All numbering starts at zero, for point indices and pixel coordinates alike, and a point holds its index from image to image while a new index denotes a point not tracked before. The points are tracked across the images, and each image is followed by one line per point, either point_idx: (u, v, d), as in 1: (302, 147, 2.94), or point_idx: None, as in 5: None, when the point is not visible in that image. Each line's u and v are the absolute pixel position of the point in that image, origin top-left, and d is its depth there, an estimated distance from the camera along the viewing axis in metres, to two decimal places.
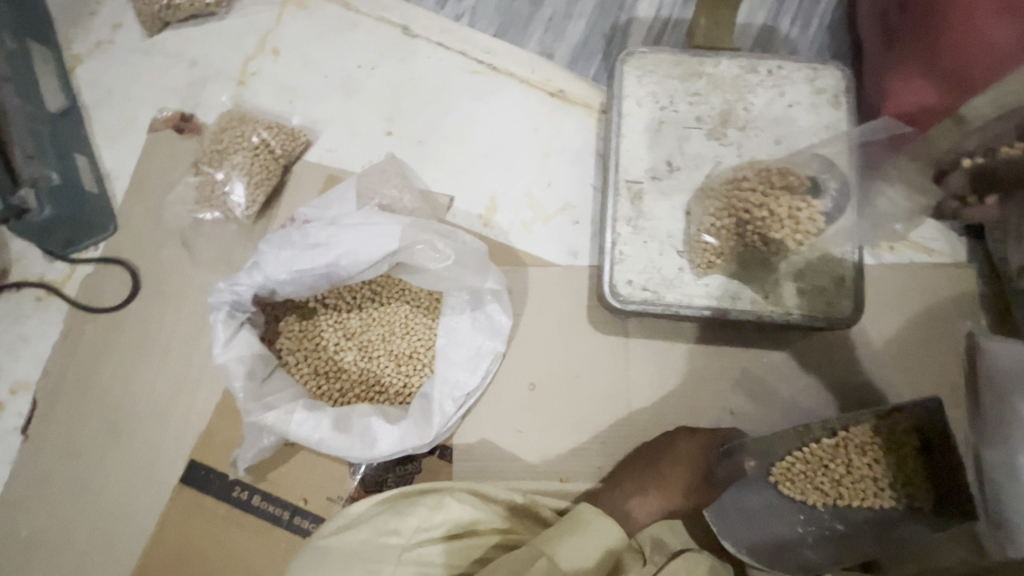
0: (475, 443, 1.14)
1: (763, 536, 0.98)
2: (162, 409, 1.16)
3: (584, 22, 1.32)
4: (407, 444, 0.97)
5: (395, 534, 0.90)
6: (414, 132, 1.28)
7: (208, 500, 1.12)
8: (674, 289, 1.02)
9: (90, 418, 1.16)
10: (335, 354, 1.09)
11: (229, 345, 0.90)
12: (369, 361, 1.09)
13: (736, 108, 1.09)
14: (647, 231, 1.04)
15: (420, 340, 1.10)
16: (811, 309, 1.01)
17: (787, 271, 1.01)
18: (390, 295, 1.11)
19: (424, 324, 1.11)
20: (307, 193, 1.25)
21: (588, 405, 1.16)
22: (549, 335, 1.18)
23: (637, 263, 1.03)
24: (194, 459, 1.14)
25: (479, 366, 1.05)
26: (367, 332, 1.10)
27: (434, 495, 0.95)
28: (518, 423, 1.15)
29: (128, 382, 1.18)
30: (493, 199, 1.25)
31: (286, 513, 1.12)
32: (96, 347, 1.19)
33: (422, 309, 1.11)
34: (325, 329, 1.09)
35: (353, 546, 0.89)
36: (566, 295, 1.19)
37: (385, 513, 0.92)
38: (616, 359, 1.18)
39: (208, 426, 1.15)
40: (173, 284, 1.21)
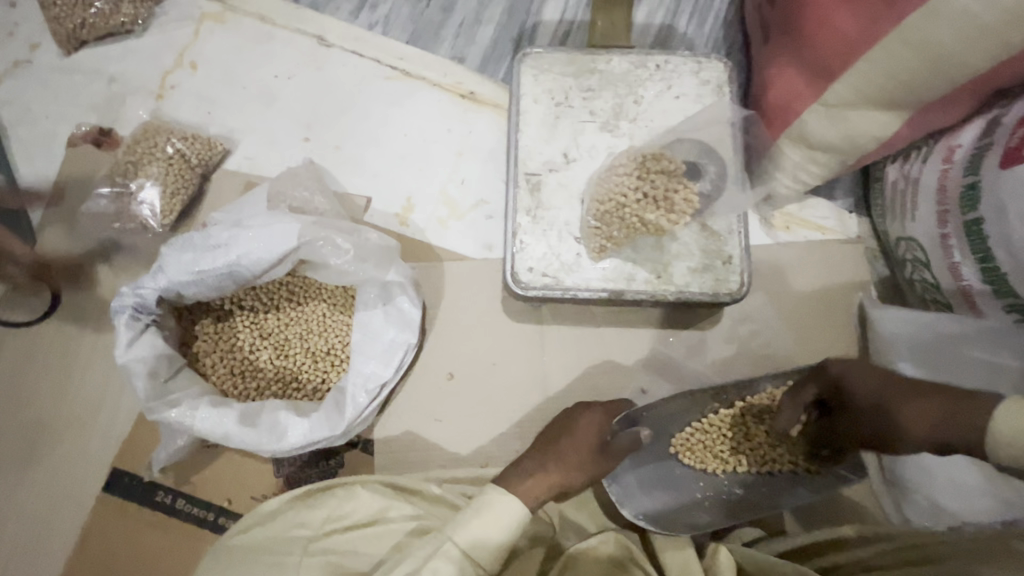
0: (397, 434, 1.17)
1: (664, 505, 1.02)
2: (83, 419, 1.17)
3: (492, 27, 1.38)
4: (317, 436, 0.99)
5: (304, 526, 0.92)
6: (331, 138, 1.32)
7: (132, 506, 1.13)
8: (573, 274, 1.07)
9: (10, 432, 1.16)
10: (251, 354, 1.11)
11: (131, 345, 0.92)
12: (286, 359, 1.12)
13: (627, 101, 1.15)
14: (546, 220, 1.09)
15: (336, 336, 1.13)
16: (704, 286, 1.06)
17: (678, 252, 1.07)
18: (306, 295, 1.14)
19: (340, 321, 1.14)
20: (227, 201, 1.28)
21: (505, 392, 1.20)
22: (466, 327, 1.22)
23: (537, 251, 1.08)
24: (116, 467, 1.14)
25: (393, 359, 1.07)
26: (284, 331, 1.13)
27: (344, 485, 0.97)
28: (439, 413, 1.18)
29: (47, 395, 1.18)
30: (408, 199, 1.29)
31: (211, 514, 1.13)
32: (15, 361, 1.19)
33: (337, 305, 1.14)
34: (241, 330, 1.12)
35: (263, 540, 0.90)
36: (481, 287, 1.24)
37: (294, 507, 0.94)
38: (531, 346, 1.22)
39: (130, 433, 1.16)
40: (94, 295, 1.23)
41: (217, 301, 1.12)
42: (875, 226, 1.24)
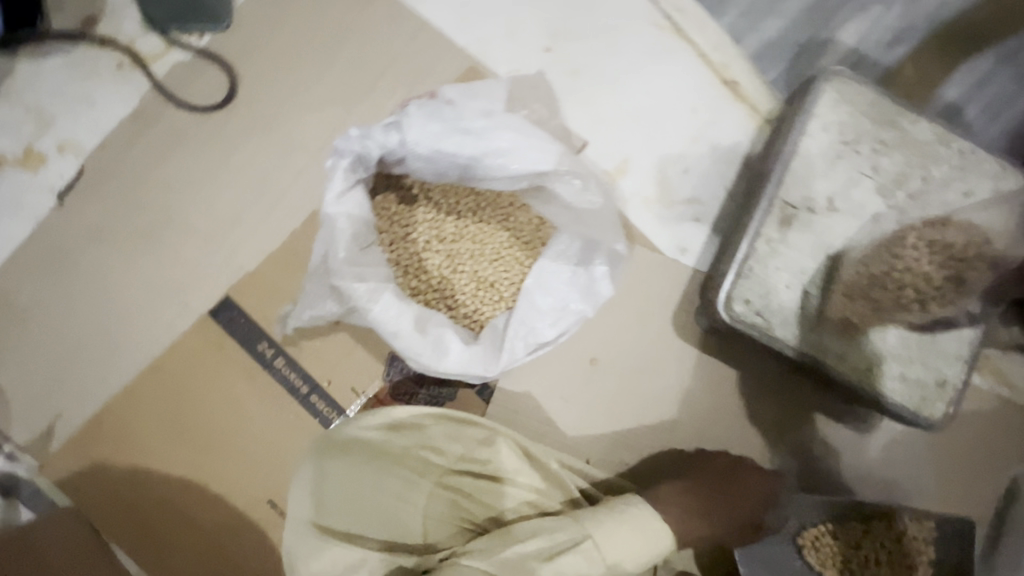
0: (517, 394, 1.09)
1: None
2: (213, 234, 1.06)
3: (785, 20, 1.20)
4: (473, 371, 0.91)
5: (438, 453, 0.87)
6: (573, 58, 1.16)
7: (231, 344, 1.04)
8: (786, 325, 0.98)
9: (133, 211, 1.05)
10: (420, 251, 1.01)
11: (342, 198, 0.90)
12: (451, 272, 1.02)
13: (915, 173, 1.01)
14: (782, 261, 0.98)
15: (508, 273, 1.03)
16: (906, 397, 0.98)
17: (898, 353, 0.98)
18: (495, 216, 1.04)
19: (518, 258, 1.03)
20: (440, 75, 1.13)
21: (637, 401, 1.11)
22: (626, 318, 1.12)
23: (759, 286, 0.98)
24: (228, 297, 1.05)
25: (568, 324, 0.99)
26: (459, 243, 1.02)
27: (485, 429, 0.89)
28: (565, 392, 1.10)
29: (186, 191, 1.07)
30: (624, 161, 1.15)
31: (305, 388, 1.04)
32: (165, 141, 1.07)
33: (520, 241, 1.04)
34: (420, 222, 1.01)
35: (392, 448, 0.86)
36: (659, 288, 1.13)
37: (430, 428, 0.88)
38: (682, 370, 1.12)
39: (255, 269, 1.05)
40: (268, 109, 1.09)
41: (411, 183, 1.01)
42: None
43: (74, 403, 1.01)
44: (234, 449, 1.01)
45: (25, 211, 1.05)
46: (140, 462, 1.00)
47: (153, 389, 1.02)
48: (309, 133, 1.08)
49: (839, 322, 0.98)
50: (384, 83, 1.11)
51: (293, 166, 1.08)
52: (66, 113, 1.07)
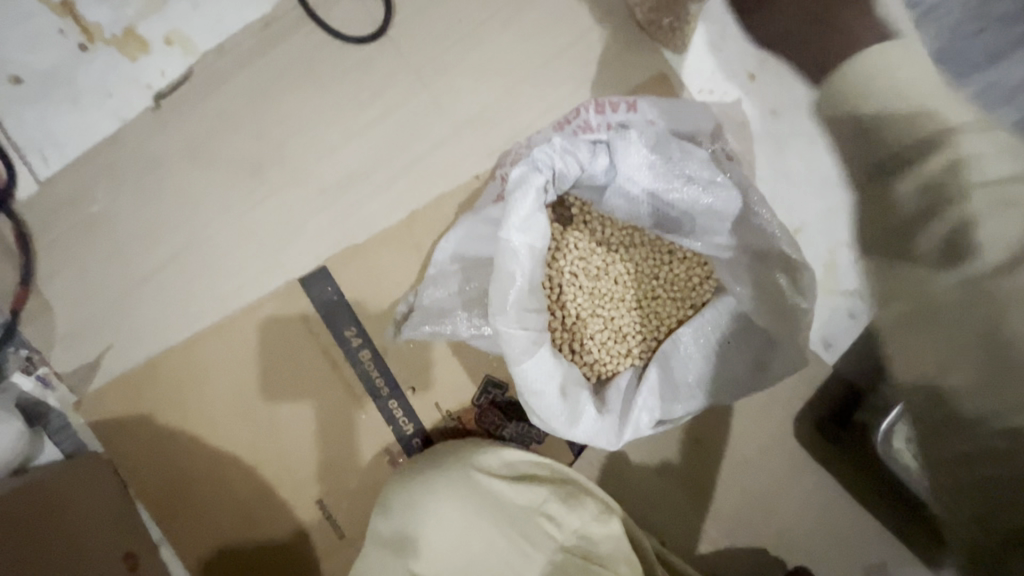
0: (610, 451, 0.97)
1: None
2: (324, 189, 0.91)
3: None
4: (596, 442, 0.77)
5: (551, 520, 0.78)
6: (779, 93, 0.97)
7: (315, 320, 0.90)
8: None
9: (240, 138, 0.90)
10: (560, 281, 0.88)
11: (528, 225, 0.68)
12: (588, 314, 0.88)
13: None
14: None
15: (648, 329, 0.89)
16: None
17: None
18: (652, 262, 0.89)
19: (664, 316, 0.89)
20: (624, 72, 0.93)
21: (735, 498, 0.98)
22: (749, 405, 0.98)
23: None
24: (324, 266, 0.90)
25: (688, 399, 0.80)
26: (605, 282, 0.88)
27: (604, 506, 0.79)
28: (662, 464, 0.98)
29: (302, 133, 0.91)
30: (796, 230, 1.00)
31: (384, 391, 0.91)
32: (292, 68, 0.90)
33: (668, 293, 0.89)
34: (569, 248, 0.87)
35: (505, 506, 0.78)
36: (795, 381, 0.98)
37: (547, 490, 0.79)
38: (794, 477, 0.98)
39: (362, 243, 0.91)
40: (418, 60, 0.91)
41: (574, 205, 0.88)
42: None
43: (129, 338, 0.89)
44: (300, 435, 0.91)
45: (117, 104, 0.90)
46: (192, 425, 0.90)
47: (222, 350, 0.90)
48: (459, 103, 0.91)
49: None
50: (558, 66, 0.92)
51: (431, 137, 0.91)
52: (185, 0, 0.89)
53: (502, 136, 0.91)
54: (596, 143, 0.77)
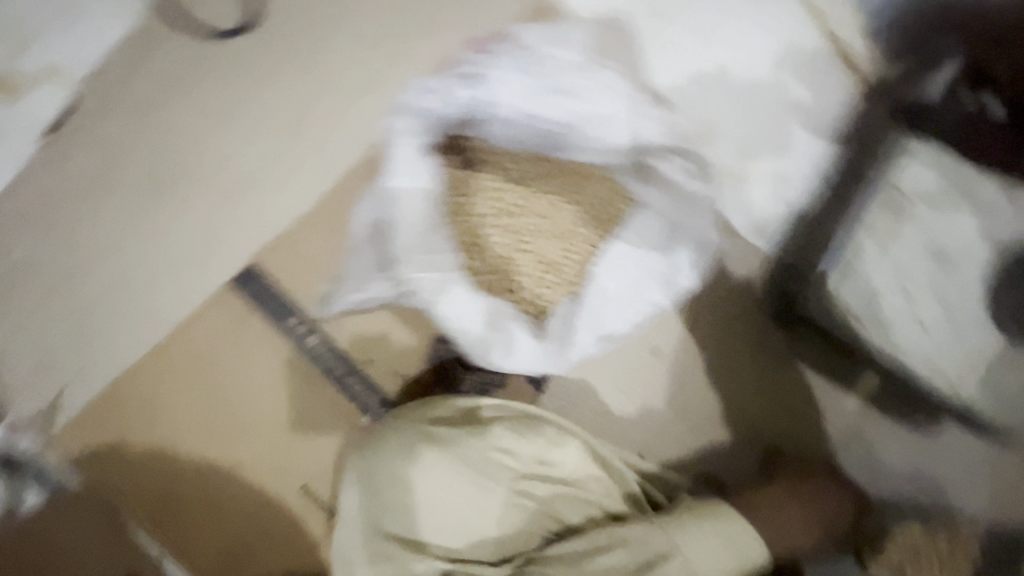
0: (570, 383, 0.94)
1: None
2: (233, 188, 0.92)
3: None
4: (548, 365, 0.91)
5: (508, 455, 0.77)
6: None
7: (258, 318, 0.92)
8: (885, 327, 0.90)
9: (140, 156, 0.91)
10: (481, 225, 0.89)
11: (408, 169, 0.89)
12: (517, 250, 0.89)
13: None
14: (888, 258, 0.91)
15: (577, 254, 0.89)
16: (985, 405, 0.89)
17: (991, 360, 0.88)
18: (568, 187, 0.89)
19: (589, 237, 0.89)
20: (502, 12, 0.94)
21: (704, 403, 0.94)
22: (700, 306, 0.94)
23: (854, 284, 0.91)
24: (252, 264, 0.92)
25: (643, 309, 0.92)
26: (525, 217, 0.88)
27: (555, 428, 0.80)
28: (623, 385, 0.94)
29: (193, 140, 0.91)
30: (707, 127, 0.95)
31: (336, 370, 0.93)
32: (172, 78, 0.91)
33: (583, 210, 0.89)
34: (482, 191, 0.88)
35: (461, 448, 0.76)
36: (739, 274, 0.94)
37: (501, 425, 0.78)
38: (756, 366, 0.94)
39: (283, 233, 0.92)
40: (298, 43, 0.92)
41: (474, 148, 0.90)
42: None
43: (82, 373, 0.91)
44: (267, 428, 0.93)
45: (15, 151, 0.91)
46: (162, 440, 0.92)
47: (173, 365, 0.92)
48: (347, 76, 0.92)
49: (937, 323, 0.90)
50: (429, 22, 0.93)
51: (324, 116, 0.92)
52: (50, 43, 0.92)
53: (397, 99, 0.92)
54: (468, 79, 0.91)
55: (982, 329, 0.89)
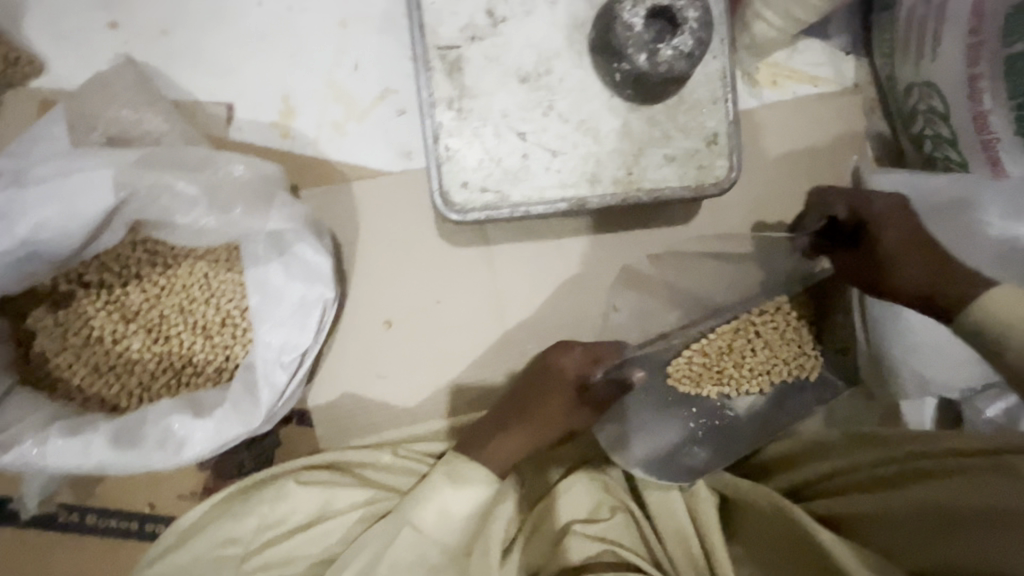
0: (338, 399, 0.79)
1: (625, 449, 0.70)
2: None
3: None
4: (229, 436, 0.63)
5: (234, 542, 0.62)
6: None
7: (28, 532, 0.76)
8: (522, 182, 0.66)
9: None
10: (119, 343, 0.69)
11: None
12: (168, 343, 0.70)
13: None
14: (528, 128, 0.66)
15: (227, 303, 0.71)
16: (684, 179, 0.68)
17: (696, 143, 0.68)
18: (130, 260, 0.69)
19: (223, 289, 0.71)
20: None
21: (495, 326, 0.80)
22: (379, 252, 0.78)
23: (472, 154, 0.65)
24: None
25: (314, 317, 0.68)
26: (154, 307, 0.70)
27: (274, 482, 0.65)
28: (379, 366, 0.79)
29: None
30: (284, 100, 0.76)
31: (134, 524, 0.78)
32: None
33: (223, 262, 0.71)
34: (90, 309, 0.68)
35: (185, 564, 0.61)
36: (418, 212, 0.78)
37: (221, 513, 0.63)
38: (516, 266, 0.81)
39: None
40: None
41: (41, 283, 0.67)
42: (878, 79, 0.83)
43: None
44: None
45: None
46: None
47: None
48: None
49: (573, 144, 0.66)
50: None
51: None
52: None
53: None
54: None
55: (686, 135, 0.68)
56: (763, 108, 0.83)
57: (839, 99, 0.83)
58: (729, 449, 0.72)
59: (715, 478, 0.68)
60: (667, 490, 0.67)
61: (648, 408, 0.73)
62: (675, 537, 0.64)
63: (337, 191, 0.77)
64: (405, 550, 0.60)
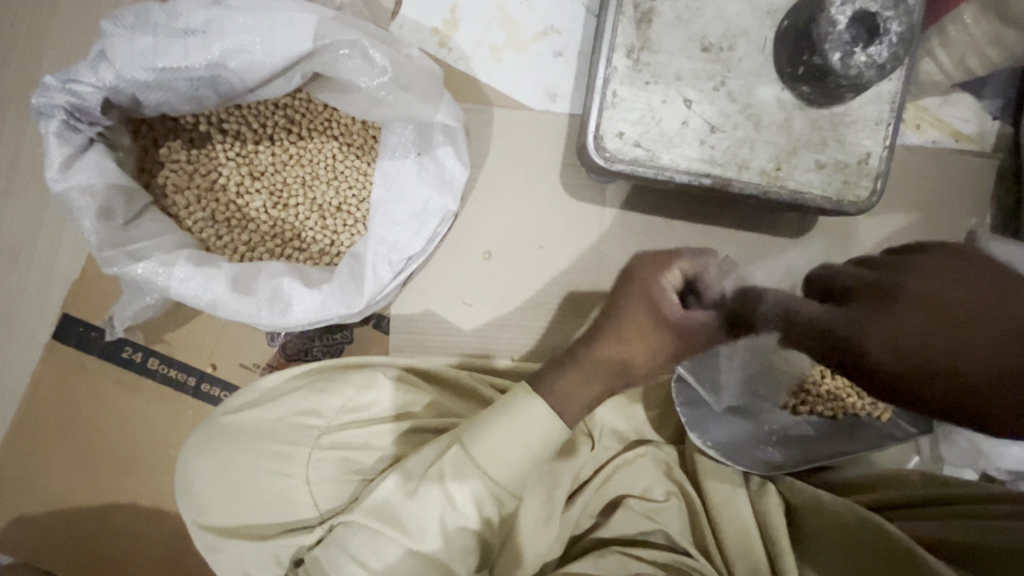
0: (420, 315, 0.79)
1: (700, 424, 0.70)
2: (18, 238, 0.76)
3: None
4: (330, 314, 0.63)
5: (314, 415, 0.60)
6: None
7: (89, 359, 0.76)
8: (674, 148, 0.66)
9: None
10: (240, 198, 0.69)
11: (70, 169, 0.53)
12: (283, 211, 0.70)
13: None
14: (695, 97, 0.66)
15: (350, 189, 0.71)
16: (827, 188, 0.68)
17: (847, 157, 0.68)
18: (273, 122, 0.69)
19: (351, 173, 0.71)
20: None
21: (588, 285, 0.80)
22: (496, 182, 0.78)
23: (636, 108, 0.66)
24: (66, 314, 0.76)
25: (433, 224, 0.67)
26: (281, 173, 0.70)
27: (363, 370, 0.64)
28: (468, 293, 0.79)
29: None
30: (451, 10, 0.76)
31: (192, 380, 0.77)
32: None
33: (357, 149, 0.70)
34: (223, 157, 0.68)
35: (259, 426, 0.59)
36: (547, 153, 0.78)
37: (303, 386, 0.62)
38: (625, 234, 0.80)
39: (79, 275, 0.75)
40: None
41: (185, 116, 0.67)
42: (1017, 150, 0.83)
43: None
44: (137, 463, 0.77)
45: None
46: (20, 501, 0.77)
47: (19, 433, 0.76)
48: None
49: (733, 125, 0.67)
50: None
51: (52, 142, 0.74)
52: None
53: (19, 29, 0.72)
54: (101, 62, 0.53)
55: (840, 147, 0.68)
56: (899, 148, 0.83)
57: (973, 159, 0.84)
58: (808, 452, 0.71)
59: (790, 487, 0.66)
60: (735, 486, 0.66)
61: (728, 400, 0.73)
62: (736, 531, 0.63)
63: (476, 113, 0.77)
64: (451, 476, 0.53)
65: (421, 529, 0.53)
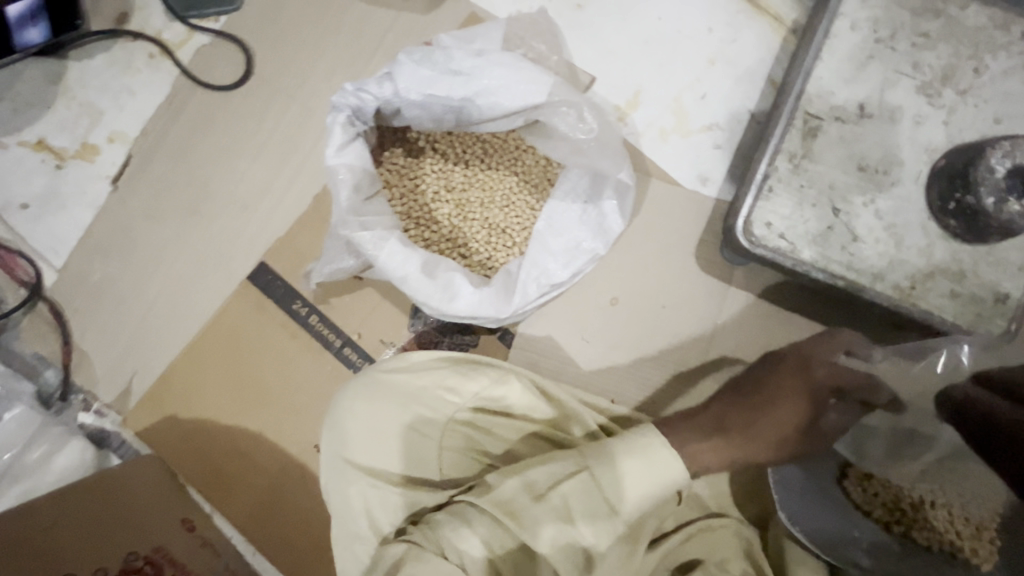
0: (541, 338, 0.88)
1: (792, 509, 0.72)
2: (246, 199, 0.93)
3: None
4: (484, 313, 0.74)
5: (453, 393, 0.69)
6: None
7: (270, 304, 0.91)
8: (816, 246, 0.73)
9: (172, 171, 0.94)
10: (431, 203, 0.83)
11: (344, 149, 0.71)
12: (461, 221, 0.83)
13: (1003, 90, 0.73)
14: (844, 208, 0.73)
15: (518, 217, 0.83)
16: (957, 317, 0.72)
17: (982, 294, 0.72)
18: (473, 151, 0.83)
19: (524, 203, 0.83)
20: None
21: (698, 350, 0.86)
22: (636, 240, 0.88)
23: (788, 205, 0.74)
24: (264, 263, 0.92)
25: (582, 262, 0.78)
26: (468, 191, 0.84)
27: (497, 366, 0.72)
28: (588, 331, 0.88)
29: (210, 165, 0.94)
30: (635, 93, 0.90)
31: (339, 341, 0.90)
32: (184, 119, 0.95)
33: (532, 187, 0.84)
34: (429, 167, 0.83)
35: (409, 391, 0.68)
36: (686, 225, 0.88)
37: (448, 366, 0.71)
38: (743, 314, 0.86)
39: (283, 235, 0.92)
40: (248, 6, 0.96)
41: (412, 131, 0.84)
42: None
43: (133, 360, 0.93)
44: (276, 398, 0.90)
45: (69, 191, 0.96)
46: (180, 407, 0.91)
47: (196, 351, 0.91)
48: (291, 35, 0.94)
49: (875, 240, 0.73)
50: (398, 35, 0.92)
51: (298, 131, 0.93)
52: (86, 81, 0.96)
53: (305, 47, 0.94)
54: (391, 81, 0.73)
55: (978, 282, 0.72)
56: None
57: None
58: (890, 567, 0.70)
59: None
60: None
61: (820, 492, 0.74)
62: None
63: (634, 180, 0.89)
64: (579, 497, 0.60)
65: (536, 530, 0.59)
